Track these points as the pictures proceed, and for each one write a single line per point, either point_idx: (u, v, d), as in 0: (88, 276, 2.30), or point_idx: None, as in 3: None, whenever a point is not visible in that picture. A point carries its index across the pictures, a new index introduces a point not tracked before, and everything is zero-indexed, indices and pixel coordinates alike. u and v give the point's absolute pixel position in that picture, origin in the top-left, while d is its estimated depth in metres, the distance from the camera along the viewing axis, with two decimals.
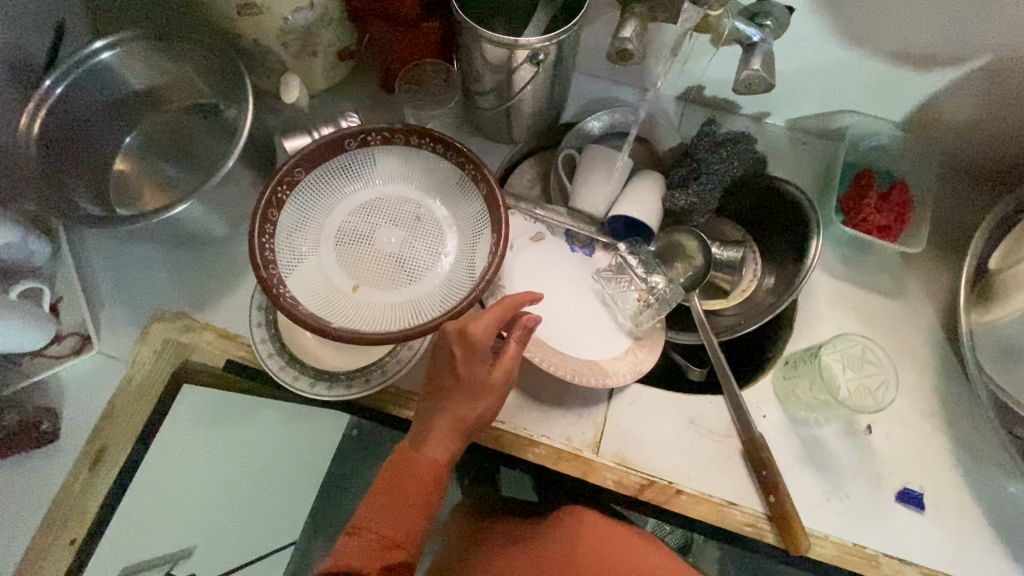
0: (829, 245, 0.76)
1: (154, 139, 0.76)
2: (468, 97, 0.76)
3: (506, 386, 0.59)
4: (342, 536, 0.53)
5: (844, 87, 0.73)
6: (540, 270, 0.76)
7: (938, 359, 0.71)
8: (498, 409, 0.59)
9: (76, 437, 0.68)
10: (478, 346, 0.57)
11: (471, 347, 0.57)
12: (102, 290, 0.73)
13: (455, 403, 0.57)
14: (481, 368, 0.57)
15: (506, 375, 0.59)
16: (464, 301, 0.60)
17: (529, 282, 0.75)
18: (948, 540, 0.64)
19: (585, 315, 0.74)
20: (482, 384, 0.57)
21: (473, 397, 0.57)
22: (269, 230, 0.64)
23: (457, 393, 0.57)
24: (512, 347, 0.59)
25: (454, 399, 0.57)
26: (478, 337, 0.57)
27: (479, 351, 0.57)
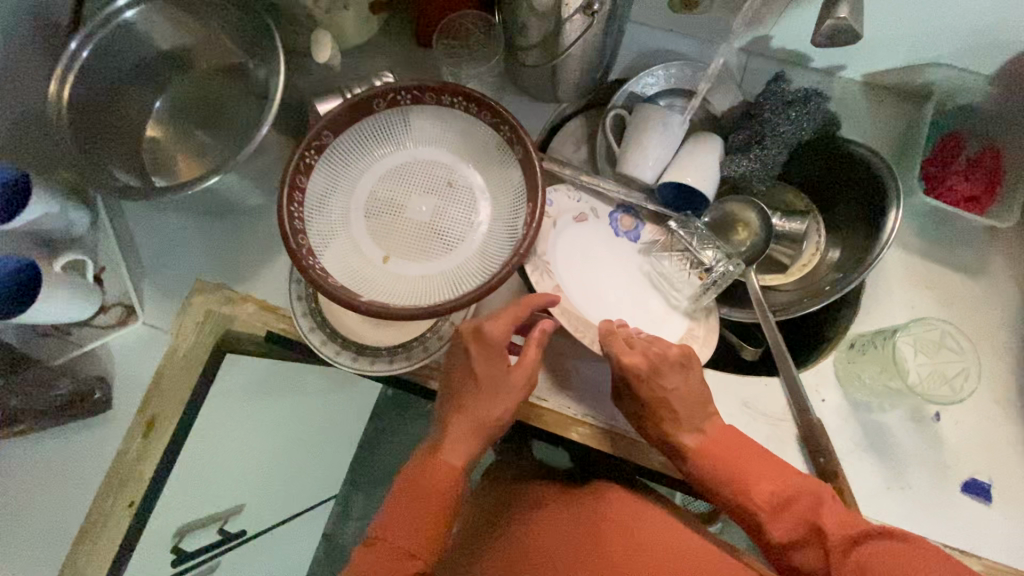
0: (904, 217, 0.69)
1: (184, 102, 0.73)
2: (511, 53, 0.70)
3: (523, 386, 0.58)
4: (360, 547, 0.54)
5: (938, 35, 0.65)
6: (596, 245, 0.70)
7: (1019, 342, 0.66)
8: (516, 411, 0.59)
9: (127, 406, 0.69)
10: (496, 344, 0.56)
11: (488, 348, 0.56)
12: (141, 260, 0.72)
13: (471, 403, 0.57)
14: (499, 369, 0.56)
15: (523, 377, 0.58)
16: (470, 295, 0.57)
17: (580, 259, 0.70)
18: (1015, 533, 0.61)
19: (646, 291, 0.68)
20: (502, 383, 0.57)
21: (491, 399, 0.57)
22: (298, 197, 0.62)
23: (473, 394, 0.57)
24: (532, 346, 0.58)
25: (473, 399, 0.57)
26: (494, 336, 0.55)
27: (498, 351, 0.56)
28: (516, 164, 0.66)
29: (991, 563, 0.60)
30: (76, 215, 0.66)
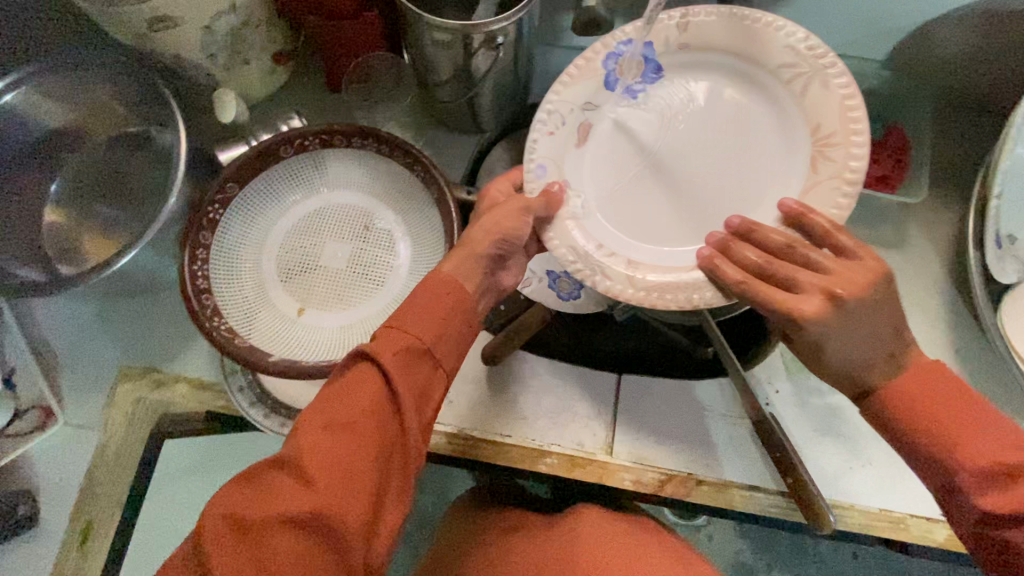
0: None
1: (82, 178, 0.67)
2: (425, 89, 0.70)
3: (425, 359, 0.45)
4: None
5: (827, 30, 0.68)
6: (617, 147, 0.57)
7: (949, 307, 0.69)
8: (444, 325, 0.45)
9: (57, 518, 0.63)
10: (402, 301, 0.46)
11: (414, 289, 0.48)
12: (57, 356, 0.66)
13: (361, 373, 0.43)
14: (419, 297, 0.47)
15: (423, 335, 0.44)
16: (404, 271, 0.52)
17: (597, 163, 0.57)
18: None
19: (710, 178, 0.56)
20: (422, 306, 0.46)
21: (374, 364, 0.43)
22: (201, 255, 0.60)
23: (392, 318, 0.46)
24: (441, 299, 0.46)
25: (363, 365, 0.43)
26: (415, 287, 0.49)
27: (406, 303, 0.46)
28: (431, 200, 0.65)
29: None
30: None
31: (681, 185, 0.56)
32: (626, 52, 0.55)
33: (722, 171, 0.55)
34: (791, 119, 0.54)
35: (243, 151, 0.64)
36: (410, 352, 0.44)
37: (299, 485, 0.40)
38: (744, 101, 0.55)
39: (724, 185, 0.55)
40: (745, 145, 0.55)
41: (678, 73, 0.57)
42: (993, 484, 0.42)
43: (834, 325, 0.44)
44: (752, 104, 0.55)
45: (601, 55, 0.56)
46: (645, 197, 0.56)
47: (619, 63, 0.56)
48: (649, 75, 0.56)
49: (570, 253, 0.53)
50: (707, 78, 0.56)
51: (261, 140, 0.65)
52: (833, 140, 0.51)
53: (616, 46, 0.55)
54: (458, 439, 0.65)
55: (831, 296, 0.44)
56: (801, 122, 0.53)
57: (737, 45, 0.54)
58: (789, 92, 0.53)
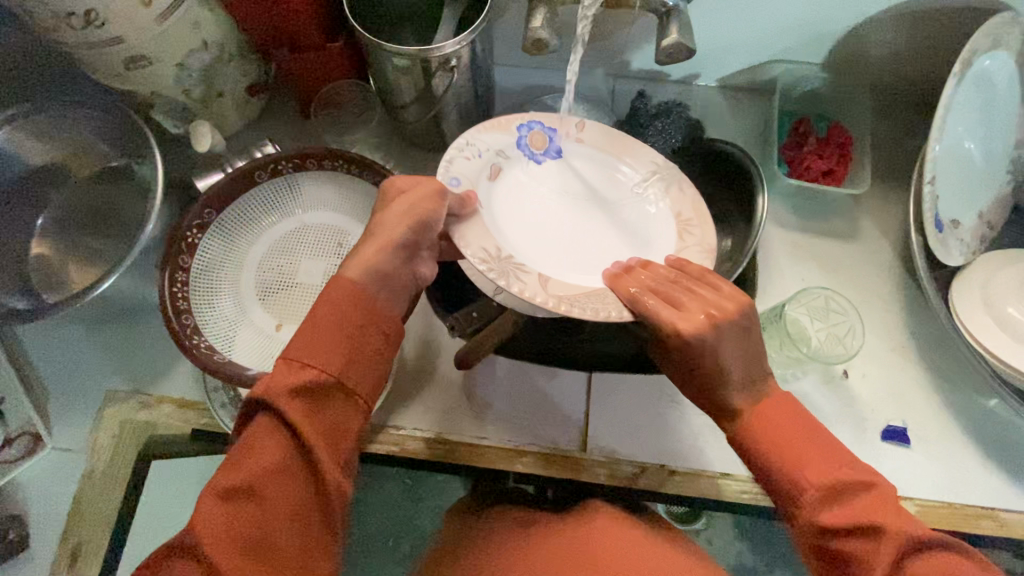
0: (778, 199, 0.76)
1: (66, 212, 0.70)
2: (391, 112, 0.74)
3: (333, 392, 0.45)
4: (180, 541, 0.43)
5: (765, 40, 0.73)
6: (526, 193, 0.63)
7: (902, 292, 0.72)
8: (346, 345, 0.46)
9: (46, 541, 0.64)
10: (302, 328, 0.46)
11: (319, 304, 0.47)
12: (45, 383, 0.68)
13: (262, 423, 0.43)
14: (324, 318, 0.46)
15: (329, 366, 0.45)
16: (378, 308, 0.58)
17: (509, 197, 0.62)
18: (939, 470, 0.65)
19: (586, 237, 0.62)
20: (326, 328, 0.46)
21: (274, 410, 0.43)
22: (180, 277, 0.63)
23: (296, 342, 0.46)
24: (347, 314, 0.46)
25: (264, 415, 0.43)
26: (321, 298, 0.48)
27: (306, 334, 0.46)
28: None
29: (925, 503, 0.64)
30: None
31: (564, 239, 0.61)
32: (536, 127, 0.65)
33: (600, 235, 0.63)
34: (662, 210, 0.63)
35: (219, 178, 0.68)
36: (314, 389, 0.44)
37: (204, 569, 0.39)
38: (619, 185, 0.65)
39: (600, 247, 0.62)
40: (615, 219, 0.64)
41: (569, 158, 0.66)
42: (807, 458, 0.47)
43: (712, 342, 0.49)
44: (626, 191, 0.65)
45: (511, 122, 0.64)
46: (546, 235, 0.61)
47: (529, 132, 0.64)
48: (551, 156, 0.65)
49: (480, 255, 0.55)
50: (591, 165, 0.66)
51: (236, 167, 0.69)
52: (690, 222, 0.62)
53: (528, 121, 0.65)
54: (436, 444, 0.66)
55: (709, 319, 0.49)
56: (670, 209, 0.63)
57: (616, 153, 0.66)
58: (658, 193, 0.64)
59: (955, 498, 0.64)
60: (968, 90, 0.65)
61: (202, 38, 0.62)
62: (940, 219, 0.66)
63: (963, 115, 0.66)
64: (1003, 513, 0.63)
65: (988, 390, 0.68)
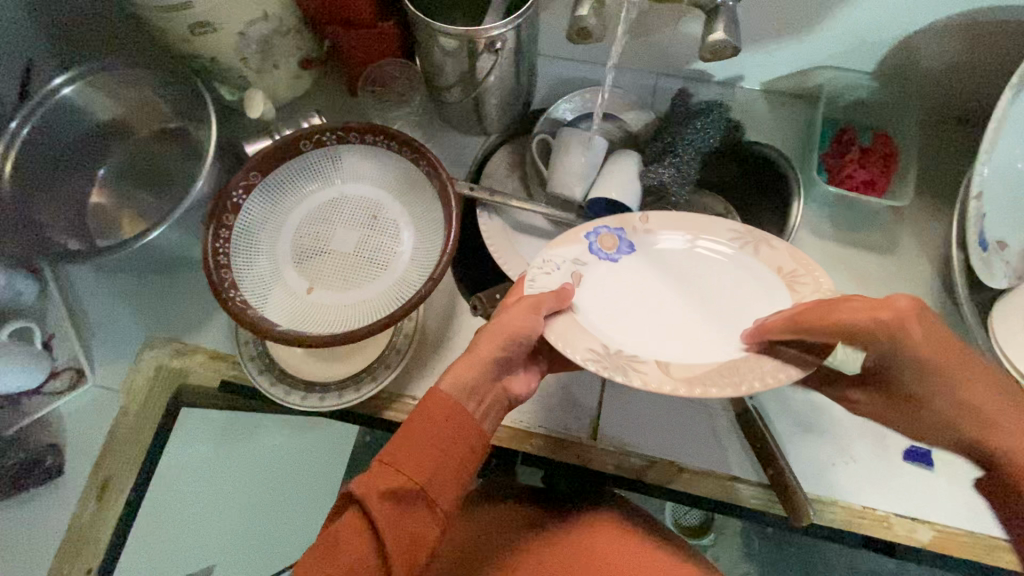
0: (815, 206, 0.75)
1: (125, 166, 0.75)
2: (434, 93, 0.76)
3: (418, 501, 0.44)
4: None
5: (814, 45, 0.72)
6: (615, 302, 0.57)
7: (938, 311, 0.70)
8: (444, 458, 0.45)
9: (79, 471, 0.68)
10: (397, 432, 0.46)
11: (426, 405, 0.47)
12: (91, 324, 0.73)
13: (348, 518, 0.43)
14: (429, 423, 0.46)
15: (418, 476, 0.44)
16: (413, 296, 0.60)
17: (598, 301, 0.57)
18: (961, 496, 0.63)
19: (696, 333, 0.55)
20: (429, 435, 0.45)
21: (363, 510, 0.42)
22: (222, 234, 0.66)
23: (397, 440, 0.45)
24: (441, 424, 0.46)
25: (352, 511, 0.43)
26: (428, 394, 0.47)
27: (400, 438, 0.45)
28: (434, 192, 0.70)
29: (943, 528, 0.62)
30: (24, 286, 0.68)
31: (677, 342, 0.55)
32: (603, 230, 0.60)
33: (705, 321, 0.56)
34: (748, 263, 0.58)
35: (267, 144, 0.71)
36: (399, 496, 0.43)
37: None
38: (703, 262, 0.60)
39: (711, 330, 0.55)
40: (719, 307, 0.57)
41: (646, 251, 0.61)
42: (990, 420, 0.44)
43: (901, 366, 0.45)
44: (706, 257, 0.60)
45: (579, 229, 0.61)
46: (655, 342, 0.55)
47: (598, 236, 0.60)
48: (626, 252, 0.60)
49: (591, 356, 0.51)
50: (670, 251, 0.61)
51: (283, 135, 0.72)
52: (798, 274, 0.55)
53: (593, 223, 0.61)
54: None
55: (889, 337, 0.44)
56: (766, 270, 0.57)
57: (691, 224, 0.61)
58: (746, 255, 0.59)
59: (976, 527, 0.61)
60: None
61: (263, 9, 0.65)
62: (985, 238, 0.64)
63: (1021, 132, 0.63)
64: None
65: None
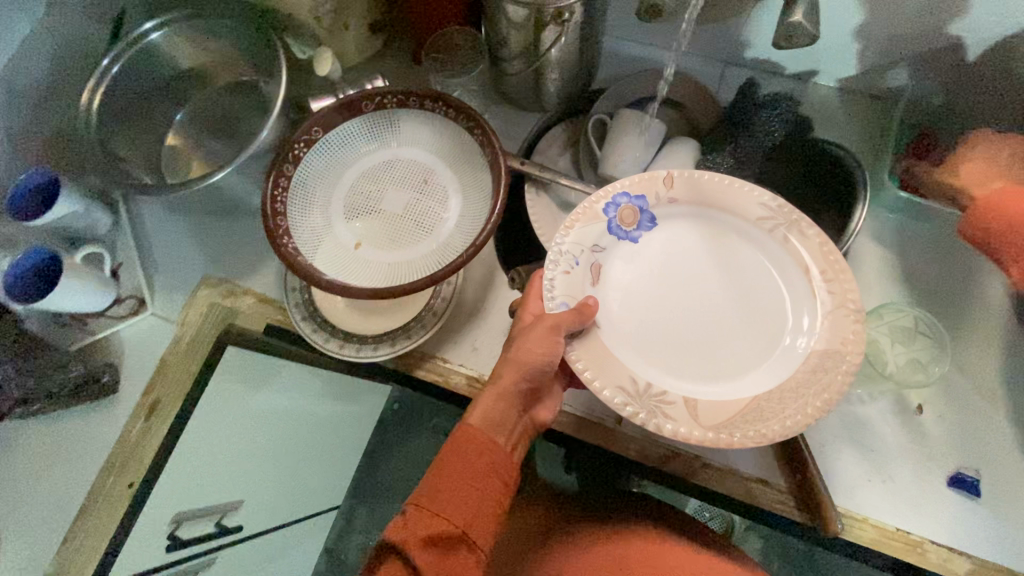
0: (881, 212, 0.71)
1: (198, 114, 0.80)
2: (496, 64, 0.76)
3: (457, 543, 0.46)
4: None
5: (901, 41, 0.68)
6: (639, 287, 0.59)
7: (1007, 335, 0.65)
8: (477, 496, 0.48)
9: (133, 391, 0.74)
10: (430, 476, 0.49)
11: (456, 443, 0.50)
12: (154, 258, 0.78)
13: (392, 568, 0.45)
14: (460, 462, 0.49)
15: (454, 518, 0.47)
16: (454, 260, 0.61)
17: (621, 291, 0.59)
18: (1008, 532, 0.59)
19: (713, 316, 0.58)
20: (461, 474, 0.48)
21: (404, 557, 0.45)
22: (282, 183, 0.69)
23: (431, 482, 0.48)
24: (475, 461, 0.49)
25: (394, 559, 0.45)
26: (457, 434, 0.51)
27: (434, 482, 0.48)
28: (485, 163, 0.71)
29: (983, 564, 0.58)
30: (99, 215, 0.73)
31: (695, 330, 0.58)
32: (623, 201, 0.60)
33: (723, 305, 0.59)
34: (775, 245, 0.59)
35: (331, 101, 0.73)
36: (440, 538, 0.46)
37: None
38: (725, 236, 0.61)
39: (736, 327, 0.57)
40: (739, 284, 0.59)
41: (667, 220, 0.61)
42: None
43: None
44: (729, 234, 0.61)
45: (597, 205, 0.61)
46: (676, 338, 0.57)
47: (617, 210, 0.60)
48: (646, 225, 0.61)
49: (620, 394, 0.53)
50: (692, 225, 0.61)
51: (347, 93, 0.74)
52: (827, 276, 0.56)
53: (613, 197, 0.61)
54: (477, 382, 0.69)
55: None
56: (793, 258, 0.58)
57: (716, 194, 0.60)
58: (775, 237, 0.59)
59: (1021, 568, 0.57)
60: None
61: None
62: None
63: None
64: None
65: None
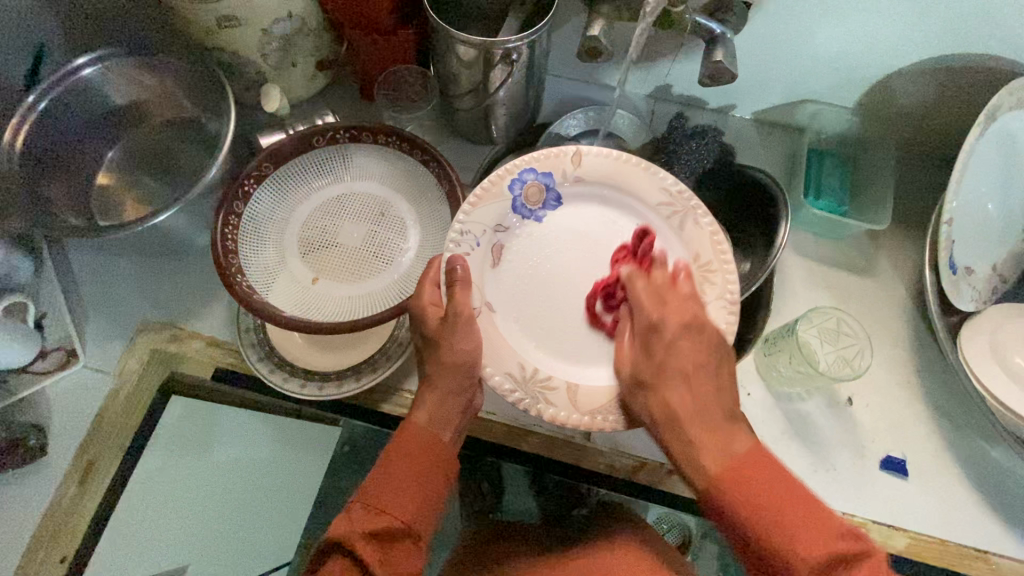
0: (801, 228, 0.79)
1: (134, 151, 0.76)
2: (446, 99, 0.79)
3: (401, 538, 0.49)
4: None
5: (803, 80, 0.78)
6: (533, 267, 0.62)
7: (913, 331, 0.74)
8: (425, 490, 0.51)
9: (63, 454, 0.67)
10: (375, 473, 0.51)
11: (404, 435, 0.53)
12: (86, 305, 0.72)
13: (337, 564, 0.47)
14: (413, 455, 0.52)
15: (400, 515, 0.50)
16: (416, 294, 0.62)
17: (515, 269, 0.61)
18: (932, 503, 0.67)
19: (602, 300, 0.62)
20: (412, 468, 0.51)
21: (350, 556, 0.47)
22: (232, 221, 0.67)
23: (378, 475, 0.51)
24: (419, 458, 0.52)
25: (339, 556, 0.47)
26: (409, 427, 0.54)
27: (382, 480, 0.51)
28: (443, 194, 0.72)
29: (916, 535, 0.65)
30: (20, 263, 0.68)
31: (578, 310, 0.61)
32: (530, 178, 0.62)
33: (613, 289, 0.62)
34: (669, 234, 0.61)
35: (281, 138, 0.72)
36: (387, 533, 0.49)
37: None
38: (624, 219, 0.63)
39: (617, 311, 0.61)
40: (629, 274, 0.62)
41: (572, 200, 0.63)
42: (731, 456, 0.47)
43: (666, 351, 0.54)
44: (625, 215, 0.63)
45: (504, 182, 0.62)
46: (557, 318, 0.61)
47: (524, 187, 0.62)
48: (551, 203, 0.62)
49: (507, 381, 0.57)
50: (593, 208, 0.63)
51: (298, 129, 0.73)
52: (711, 267, 0.59)
53: (519, 174, 0.62)
54: None
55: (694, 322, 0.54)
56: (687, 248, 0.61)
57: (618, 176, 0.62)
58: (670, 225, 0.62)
59: (945, 534, 0.65)
60: (990, 145, 0.69)
61: (288, 9, 0.67)
62: (954, 262, 0.69)
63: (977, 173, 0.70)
64: (995, 557, 0.64)
65: (992, 438, 0.69)
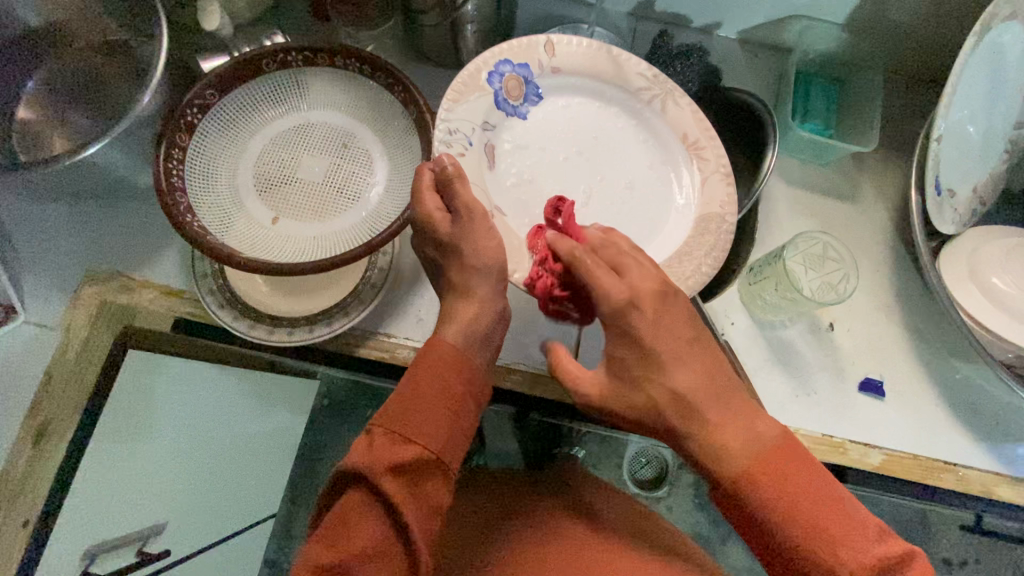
0: (785, 153, 0.77)
1: (56, 81, 0.67)
2: (409, 17, 0.71)
3: (432, 468, 0.44)
4: None
5: None
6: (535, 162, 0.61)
7: (894, 257, 0.74)
8: (458, 415, 0.46)
9: (13, 415, 0.63)
10: (400, 393, 0.46)
11: (433, 350, 0.48)
12: (18, 256, 0.66)
13: (359, 497, 0.42)
14: (442, 379, 0.46)
15: (429, 443, 0.44)
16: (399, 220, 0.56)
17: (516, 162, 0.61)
18: (906, 422, 0.68)
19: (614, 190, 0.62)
20: (440, 394, 0.46)
21: (374, 488, 0.42)
22: (176, 155, 0.60)
23: (404, 394, 0.46)
24: (449, 382, 0.46)
25: (361, 487, 0.42)
26: (440, 340, 0.48)
27: (407, 403, 0.45)
28: (410, 124, 0.66)
29: (889, 452, 0.67)
30: None
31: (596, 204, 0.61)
32: (508, 71, 0.61)
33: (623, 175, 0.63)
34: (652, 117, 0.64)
35: (224, 61, 0.64)
36: (413, 463, 0.43)
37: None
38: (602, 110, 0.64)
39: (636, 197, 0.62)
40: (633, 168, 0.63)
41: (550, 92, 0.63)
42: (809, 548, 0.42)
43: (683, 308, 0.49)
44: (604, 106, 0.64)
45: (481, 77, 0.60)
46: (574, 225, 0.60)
47: (502, 79, 0.61)
48: (531, 98, 0.62)
49: None
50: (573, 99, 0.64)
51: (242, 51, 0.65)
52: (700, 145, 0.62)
53: (496, 66, 0.60)
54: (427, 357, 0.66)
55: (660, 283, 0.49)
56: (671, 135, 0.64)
57: (591, 66, 0.63)
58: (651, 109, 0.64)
59: (918, 452, 0.67)
60: (981, 58, 0.66)
61: None
62: (941, 184, 0.67)
63: (968, 89, 0.67)
64: (963, 469, 0.67)
65: (965, 357, 0.71)
